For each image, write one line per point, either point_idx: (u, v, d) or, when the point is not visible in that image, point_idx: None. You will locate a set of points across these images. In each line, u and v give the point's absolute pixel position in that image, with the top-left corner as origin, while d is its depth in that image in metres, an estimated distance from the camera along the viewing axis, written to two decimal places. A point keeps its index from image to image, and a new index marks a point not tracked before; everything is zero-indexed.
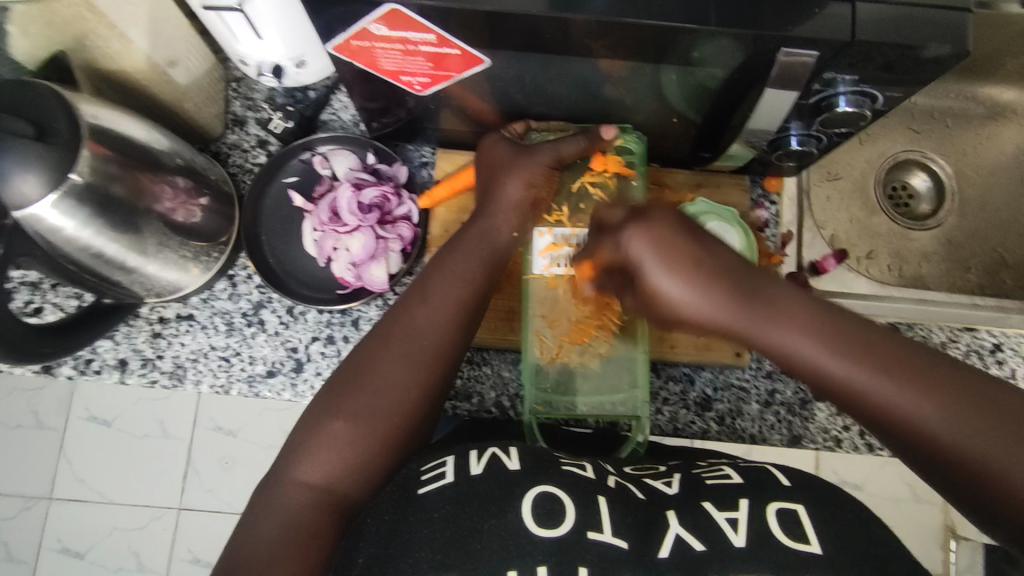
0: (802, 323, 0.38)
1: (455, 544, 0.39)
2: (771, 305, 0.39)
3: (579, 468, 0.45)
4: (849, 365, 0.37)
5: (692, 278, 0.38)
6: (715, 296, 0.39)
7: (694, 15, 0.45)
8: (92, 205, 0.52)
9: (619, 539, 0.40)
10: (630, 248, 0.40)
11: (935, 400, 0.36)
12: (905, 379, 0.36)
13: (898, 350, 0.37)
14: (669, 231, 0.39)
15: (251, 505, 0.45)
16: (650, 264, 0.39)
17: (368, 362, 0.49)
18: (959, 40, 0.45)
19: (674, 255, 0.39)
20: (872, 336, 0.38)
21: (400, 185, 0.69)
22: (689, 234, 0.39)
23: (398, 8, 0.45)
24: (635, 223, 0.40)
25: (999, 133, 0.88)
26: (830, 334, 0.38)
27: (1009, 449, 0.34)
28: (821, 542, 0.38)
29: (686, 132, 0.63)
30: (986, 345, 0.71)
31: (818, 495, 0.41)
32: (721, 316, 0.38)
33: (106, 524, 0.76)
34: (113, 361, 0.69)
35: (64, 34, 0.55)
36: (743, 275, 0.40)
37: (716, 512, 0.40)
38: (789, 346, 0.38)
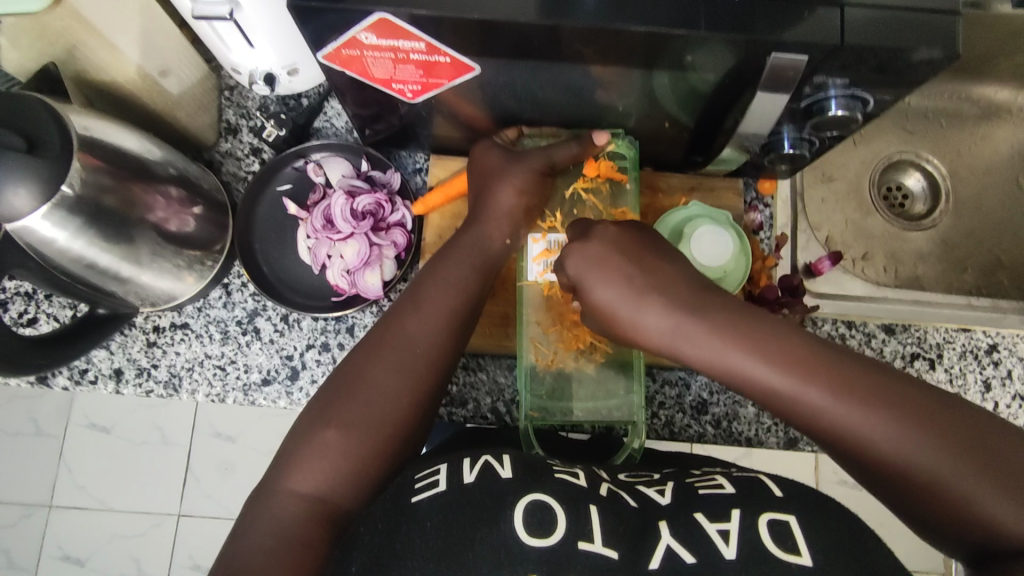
0: (748, 342, 0.42)
1: (446, 553, 0.39)
2: (717, 324, 0.44)
3: (571, 476, 0.45)
4: (796, 383, 0.40)
5: (629, 289, 0.47)
6: (655, 311, 0.46)
7: (683, 21, 0.45)
8: (84, 216, 0.52)
9: (610, 550, 0.40)
10: (571, 265, 0.50)
11: (887, 423, 0.38)
12: (847, 394, 0.39)
13: (853, 371, 0.40)
14: (608, 256, 0.48)
15: (243, 518, 0.45)
16: (591, 283, 0.48)
17: (360, 371, 0.49)
18: (949, 43, 0.45)
19: (610, 270, 0.48)
20: (826, 358, 0.41)
21: (394, 192, 0.69)
22: (622, 256, 0.48)
23: (387, 17, 0.45)
24: (575, 245, 0.50)
25: (993, 132, 0.88)
26: (778, 356, 0.41)
27: (954, 467, 0.36)
28: (812, 554, 0.38)
29: (678, 136, 0.63)
30: (982, 345, 0.70)
31: (811, 505, 0.41)
32: (664, 322, 0.45)
33: (106, 532, 0.77)
34: (108, 371, 0.69)
35: (55, 46, 0.55)
36: (689, 292, 0.46)
37: (708, 524, 0.40)
38: (735, 362, 0.43)
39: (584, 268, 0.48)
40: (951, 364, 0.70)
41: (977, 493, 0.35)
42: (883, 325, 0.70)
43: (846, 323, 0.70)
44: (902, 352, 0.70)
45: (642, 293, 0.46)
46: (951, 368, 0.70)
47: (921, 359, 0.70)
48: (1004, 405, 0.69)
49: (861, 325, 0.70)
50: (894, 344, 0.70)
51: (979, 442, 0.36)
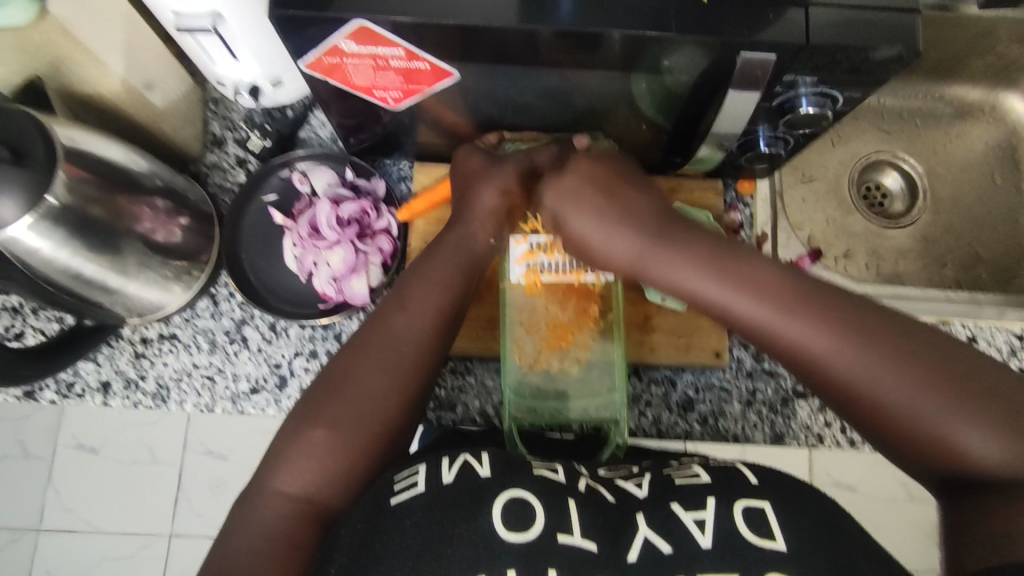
0: (733, 275, 0.45)
1: (425, 549, 0.40)
2: (700, 252, 0.48)
3: (552, 472, 0.45)
4: (778, 314, 0.43)
5: (598, 222, 0.51)
6: (629, 244, 0.50)
7: (655, 23, 0.47)
8: (70, 227, 0.52)
9: (588, 542, 0.40)
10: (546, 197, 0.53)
11: (863, 350, 0.40)
12: (824, 323, 0.42)
13: (838, 308, 0.42)
14: (587, 190, 0.52)
15: (231, 519, 0.45)
16: (568, 215, 0.52)
17: (346, 370, 0.50)
18: (908, 40, 0.46)
19: (586, 202, 0.52)
20: (812, 293, 0.43)
21: (379, 200, 0.70)
22: (613, 193, 0.52)
23: (367, 25, 0.46)
24: (568, 181, 0.52)
25: (967, 131, 0.90)
26: (762, 286, 0.44)
27: (928, 392, 0.38)
28: (785, 537, 0.39)
29: (657, 138, 0.64)
30: (961, 337, 0.71)
31: (784, 491, 0.42)
32: (628, 256, 0.50)
33: (92, 555, 0.72)
34: (95, 384, 0.71)
35: (40, 61, 0.56)
36: (673, 227, 0.50)
37: (683, 513, 0.41)
38: (705, 289, 0.46)
39: (559, 204, 0.52)
40: None
41: (955, 418, 0.38)
42: None
43: None
44: None
45: (624, 226, 0.50)
46: None
47: None
48: None
49: None
50: None
51: (951, 372, 0.39)
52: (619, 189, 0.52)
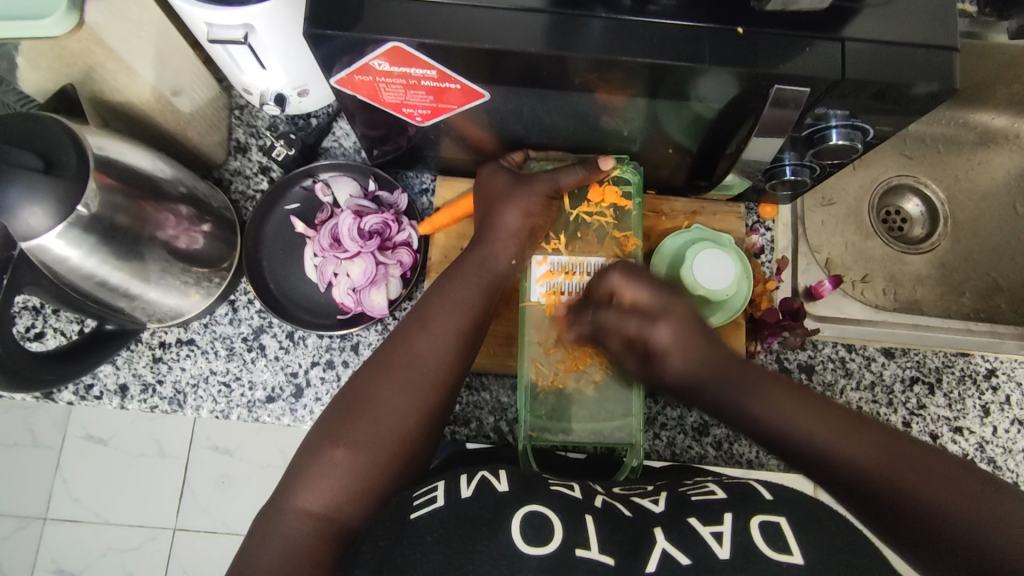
0: (780, 394, 0.47)
1: (447, 565, 0.39)
2: (745, 374, 0.49)
3: (567, 489, 0.46)
4: (804, 426, 0.45)
5: (682, 354, 0.50)
6: (700, 376, 0.50)
7: (688, 53, 0.47)
8: (97, 235, 0.52)
9: (606, 556, 0.40)
10: (659, 335, 0.50)
11: (884, 464, 0.42)
12: (842, 438, 0.44)
13: (856, 427, 0.44)
14: (693, 329, 0.51)
15: (251, 535, 0.45)
16: (666, 351, 0.50)
17: (367, 389, 0.50)
18: (945, 77, 0.46)
19: (688, 338, 0.50)
20: (833, 408, 0.46)
21: (400, 213, 0.70)
22: (699, 334, 0.50)
23: (399, 45, 0.47)
24: (667, 321, 0.50)
25: (990, 158, 0.89)
26: (807, 408, 0.46)
27: (957, 498, 0.40)
28: (804, 552, 0.39)
29: (682, 161, 0.64)
30: (980, 370, 0.71)
31: (800, 509, 0.42)
32: (701, 378, 0.50)
33: (101, 545, 0.78)
34: (113, 387, 0.69)
35: (71, 68, 0.56)
36: (732, 358, 0.50)
37: (702, 528, 0.41)
38: (759, 408, 0.47)
39: (671, 340, 0.50)
40: (950, 389, 0.70)
41: (980, 523, 0.39)
42: (883, 348, 0.71)
43: (846, 346, 0.71)
44: (901, 376, 0.70)
45: (709, 360, 0.50)
46: (950, 393, 0.70)
47: (921, 384, 0.70)
48: (1003, 430, 0.70)
49: (860, 348, 0.71)
50: (893, 367, 0.70)
51: (968, 485, 0.40)
52: (709, 331, 0.51)
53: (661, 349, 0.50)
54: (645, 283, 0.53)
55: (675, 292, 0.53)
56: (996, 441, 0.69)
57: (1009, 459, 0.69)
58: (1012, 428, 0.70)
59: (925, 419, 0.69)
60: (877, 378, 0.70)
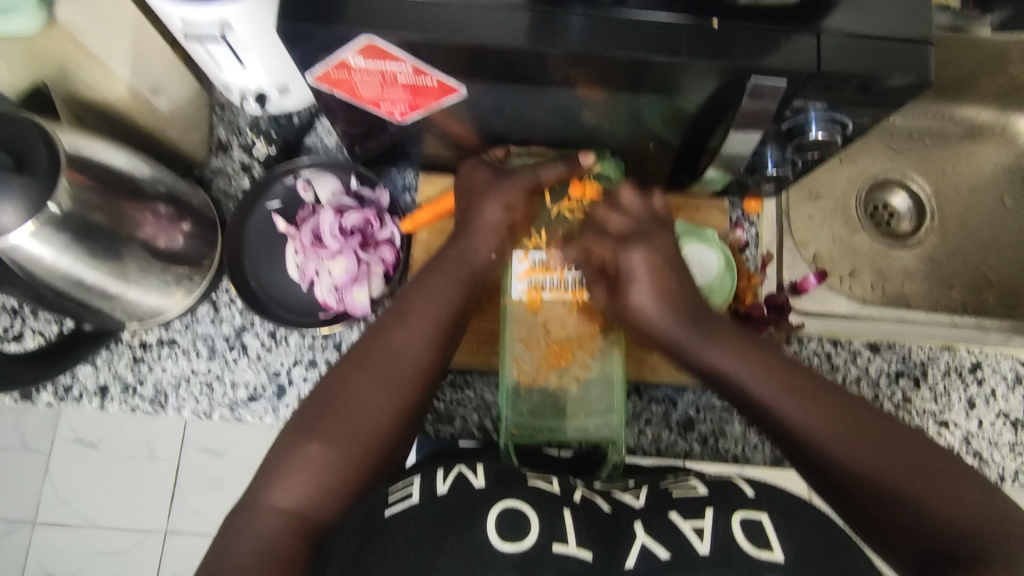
0: (750, 357, 0.50)
1: (418, 563, 0.38)
2: (713, 331, 0.52)
3: (546, 483, 0.45)
4: (762, 379, 0.48)
5: (654, 292, 0.53)
6: (666, 322, 0.53)
7: (665, 46, 0.46)
8: (71, 234, 0.52)
9: (584, 552, 0.40)
10: (633, 258, 0.54)
11: (836, 418, 0.45)
12: (800, 394, 0.47)
13: (811, 384, 0.48)
14: (665, 267, 0.54)
15: (225, 532, 0.44)
16: (637, 283, 0.54)
17: (343, 385, 0.50)
18: (920, 70, 0.46)
19: (660, 279, 0.54)
20: (794, 368, 0.49)
21: (383, 209, 0.69)
22: (672, 267, 0.55)
23: (374, 40, 0.46)
24: (643, 246, 0.55)
25: (977, 152, 0.89)
26: (772, 372, 0.49)
27: (899, 463, 0.43)
28: (784, 550, 0.39)
29: (664, 155, 0.63)
30: (965, 363, 0.71)
31: (782, 504, 0.41)
32: (666, 325, 0.53)
33: (89, 549, 0.76)
34: (94, 388, 0.69)
35: (46, 65, 0.55)
36: (703, 315, 0.53)
37: (682, 522, 0.41)
38: (722, 359, 0.51)
39: (642, 269, 0.54)
40: (935, 382, 0.70)
41: (922, 489, 0.41)
42: (868, 342, 0.71)
43: (832, 341, 0.71)
44: (886, 370, 0.70)
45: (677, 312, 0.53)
46: (935, 386, 0.70)
47: (906, 378, 0.70)
48: (988, 423, 0.69)
49: (845, 343, 0.71)
50: (879, 362, 0.70)
51: (912, 450, 0.43)
52: (681, 269, 0.55)
53: (632, 277, 0.54)
54: (627, 213, 0.57)
55: (658, 226, 0.57)
56: (982, 434, 0.69)
57: (995, 452, 0.69)
58: (997, 421, 0.69)
59: (910, 412, 0.69)
60: (862, 372, 0.70)
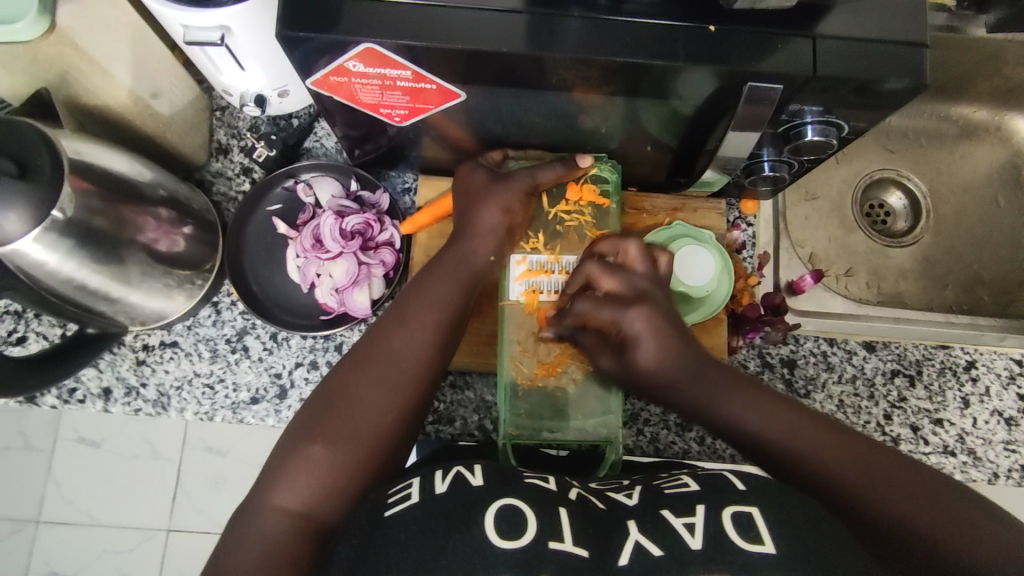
0: (762, 403, 0.46)
1: (419, 561, 0.39)
2: (719, 376, 0.48)
3: (543, 481, 0.46)
4: (773, 425, 0.44)
5: (654, 343, 0.49)
6: (671, 370, 0.49)
7: (662, 52, 0.47)
8: (75, 239, 0.52)
9: (580, 549, 0.41)
10: (633, 321, 0.50)
11: (848, 466, 0.41)
12: (812, 441, 0.43)
13: (827, 430, 0.43)
14: (665, 321, 0.50)
15: (229, 534, 0.45)
16: (639, 338, 0.49)
17: (344, 387, 0.50)
18: (916, 73, 0.46)
19: (660, 331, 0.49)
20: (809, 415, 0.44)
21: (383, 212, 0.70)
22: (671, 325, 0.50)
23: (373, 46, 0.47)
24: (643, 306, 0.50)
25: (972, 151, 0.90)
26: (786, 416, 0.44)
27: (934, 518, 0.38)
28: (776, 543, 0.40)
29: (661, 157, 0.64)
30: (960, 362, 0.72)
31: (771, 497, 0.43)
32: (671, 374, 0.49)
33: (96, 547, 0.77)
34: (97, 390, 0.69)
35: (48, 71, 0.56)
36: (702, 358, 0.49)
37: (675, 519, 0.42)
38: (734, 407, 0.46)
39: (642, 326, 0.49)
40: (930, 381, 0.71)
41: (957, 542, 0.37)
42: (864, 342, 0.72)
43: (828, 340, 0.72)
44: (882, 369, 0.71)
45: (681, 353, 0.49)
46: (930, 385, 0.71)
47: (901, 377, 0.71)
48: (983, 422, 0.70)
49: (841, 343, 0.72)
50: (874, 361, 0.71)
51: (941, 501, 0.39)
52: (678, 324, 0.51)
53: (633, 334, 0.50)
54: (627, 273, 0.54)
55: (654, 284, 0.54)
56: (976, 432, 0.70)
57: (989, 449, 0.70)
58: (991, 419, 0.70)
59: (905, 411, 0.70)
60: (858, 372, 0.71)
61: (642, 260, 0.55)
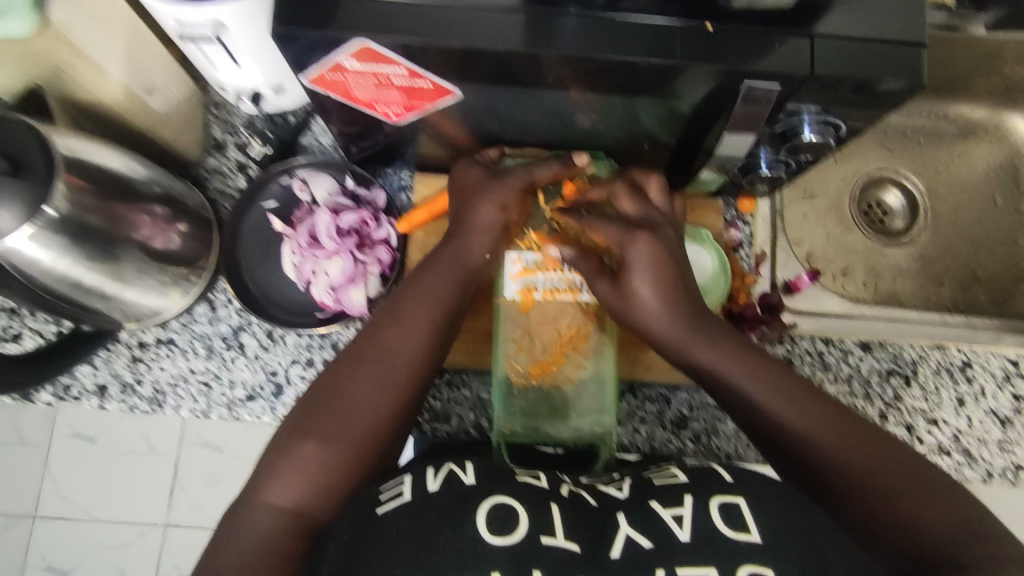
0: (744, 359, 0.50)
1: (416, 556, 0.39)
2: (708, 332, 0.52)
3: (534, 478, 0.46)
4: (748, 372, 0.49)
5: (652, 292, 0.52)
6: (661, 317, 0.52)
7: (659, 51, 0.47)
8: (69, 236, 0.52)
9: (571, 542, 0.41)
10: (636, 248, 0.53)
11: (812, 416, 0.46)
12: (783, 392, 0.48)
13: (801, 388, 0.48)
14: (667, 263, 0.53)
15: (221, 532, 0.45)
16: (636, 273, 0.53)
17: (338, 385, 0.50)
18: (913, 73, 0.46)
19: (657, 276, 0.52)
20: (788, 374, 0.49)
21: (379, 210, 0.70)
22: (670, 270, 0.53)
23: (368, 44, 0.46)
24: (646, 236, 0.54)
25: (970, 150, 0.90)
26: (777, 380, 0.49)
27: (880, 470, 0.43)
28: (760, 530, 0.39)
29: (659, 156, 0.64)
30: (955, 362, 0.72)
31: (760, 487, 0.42)
32: (658, 325, 0.52)
33: (90, 542, 0.76)
34: (93, 388, 0.70)
35: (41, 67, 0.55)
36: (696, 312, 0.53)
37: (663, 510, 0.42)
38: (714, 360, 0.50)
39: (642, 257, 0.53)
40: (925, 381, 0.71)
41: (897, 497, 0.42)
42: (859, 341, 0.72)
43: (824, 340, 0.72)
44: (877, 368, 0.71)
45: (671, 313, 0.52)
46: (925, 385, 0.71)
47: (897, 376, 0.71)
48: (977, 421, 0.70)
49: (837, 342, 0.72)
50: (869, 360, 0.71)
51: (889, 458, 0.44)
52: (680, 263, 0.54)
53: (631, 266, 0.53)
54: (646, 204, 0.57)
55: (668, 223, 0.56)
56: (970, 432, 0.70)
57: (983, 449, 0.70)
58: (986, 419, 0.70)
59: (900, 410, 0.70)
60: (853, 371, 0.71)
61: (662, 196, 0.58)
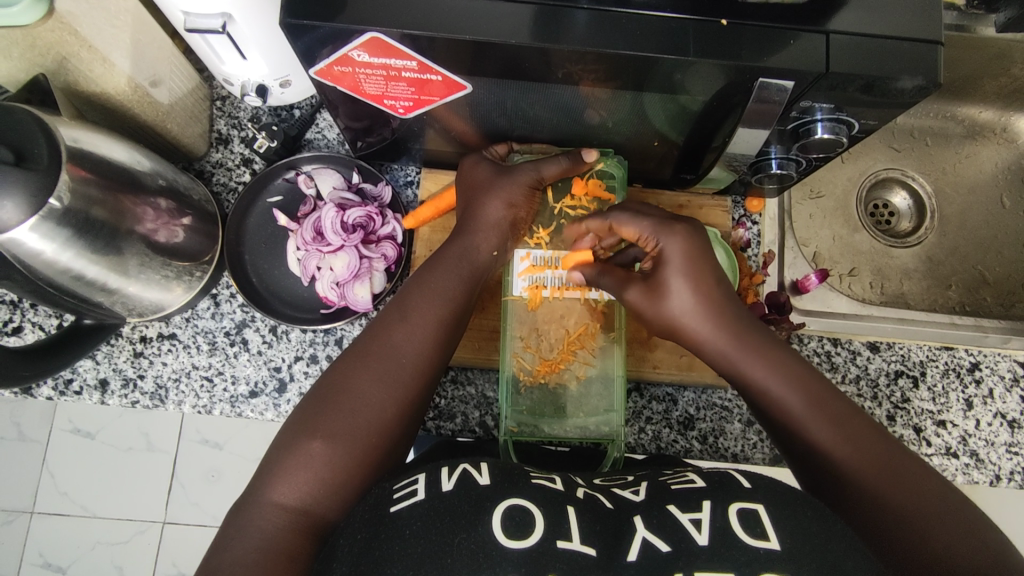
0: (792, 372, 0.48)
1: (428, 558, 0.38)
2: (754, 342, 0.50)
3: (549, 481, 0.45)
4: (793, 386, 0.47)
5: (692, 293, 0.50)
6: (700, 320, 0.50)
7: (672, 46, 0.46)
8: (72, 229, 0.52)
9: (588, 547, 0.40)
10: (672, 244, 0.50)
11: (856, 439, 0.45)
12: (830, 412, 0.46)
13: (848, 409, 0.46)
14: (706, 259, 0.51)
15: (226, 529, 0.44)
16: (672, 271, 0.50)
17: (344, 381, 0.49)
18: (929, 71, 0.46)
19: (699, 278, 0.50)
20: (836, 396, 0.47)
21: (385, 205, 0.69)
22: (715, 273, 0.51)
23: (379, 36, 0.46)
24: (682, 226, 0.51)
25: (978, 151, 0.89)
26: (814, 388, 0.47)
27: (918, 501, 0.42)
28: (780, 538, 0.39)
29: (668, 153, 0.63)
30: (964, 363, 0.72)
31: (779, 495, 0.41)
32: (697, 327, 0.51)
33: (90, 538, 0.76)
34: (94, 382, 0.68)
35: (45, 57, 0.55)
36: (741, 320, 0.50)
37: (680, 515, 0.41)
38: (759, 369, 0.49)
39: (677, 253, 0.50)
40: (933, 382, 0.71)
41: (931, 526, 0.41)
42: (868, 342, 0.71)
43: (832, 341, 0.71)
44: (885, 369, 0.71)
45: (713, 319, 0.50)
46: (933, 386, 0.71)
47: (905, 378, 0.71)
48: (986, 423, 0.70)
49: (846, 343, 0.71)
50: (878, 361, 0.71)
51: (929, 492, 0.43)
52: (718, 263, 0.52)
53: (667, 264, 0.50)
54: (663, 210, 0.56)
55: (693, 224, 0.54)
56: (979, 434, 0.70)
57: (992, 451, 0.69)
58: (994, 421, 0.70)
59: (908, 412, 0.70)
60: (861, 372, 0.70)
61: None
